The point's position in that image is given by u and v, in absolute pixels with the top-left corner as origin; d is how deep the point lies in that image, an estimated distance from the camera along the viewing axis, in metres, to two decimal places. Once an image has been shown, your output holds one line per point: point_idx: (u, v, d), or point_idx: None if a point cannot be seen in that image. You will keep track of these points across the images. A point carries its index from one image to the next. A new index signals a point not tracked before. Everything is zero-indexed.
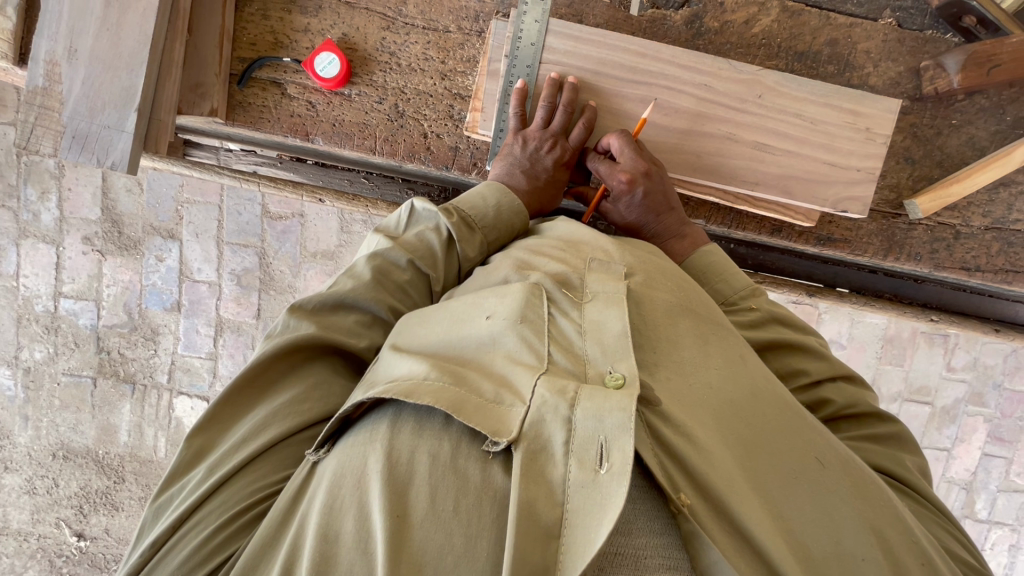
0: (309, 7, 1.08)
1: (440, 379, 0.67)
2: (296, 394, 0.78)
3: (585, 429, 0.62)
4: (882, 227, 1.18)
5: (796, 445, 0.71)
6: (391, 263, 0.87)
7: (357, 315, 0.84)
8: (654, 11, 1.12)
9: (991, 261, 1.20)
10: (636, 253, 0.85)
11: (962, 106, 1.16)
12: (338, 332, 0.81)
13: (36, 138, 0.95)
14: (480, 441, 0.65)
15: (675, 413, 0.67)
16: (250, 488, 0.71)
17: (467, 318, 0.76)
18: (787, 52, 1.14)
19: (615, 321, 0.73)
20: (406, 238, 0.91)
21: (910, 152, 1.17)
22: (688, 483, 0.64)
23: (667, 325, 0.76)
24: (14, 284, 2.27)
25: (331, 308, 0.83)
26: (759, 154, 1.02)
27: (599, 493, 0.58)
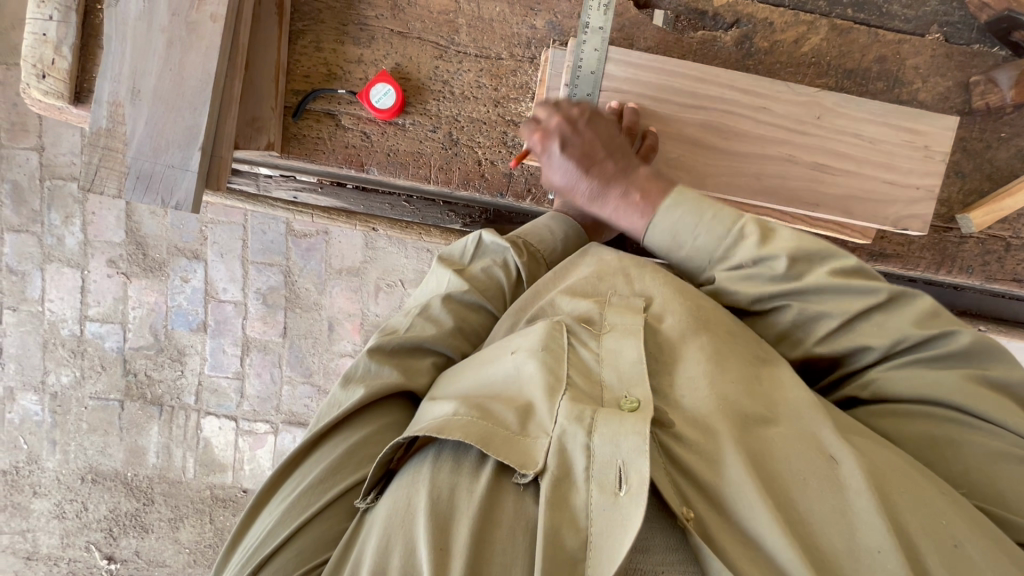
0: (363, 38, 1.08)
1: (469, 415, 0.69)
2: (371, 434, 0.76)
3: (603, 454, 0.62)
4: (934, 241, 1.19)
5: (814, 447, 0.66)
6: (466, 306, 0.88)
7: (433, 358, 0.84)
8: (704, 33, 1.13)
9: None
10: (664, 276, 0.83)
11: (1011, 119, 1.16)
12: (418, 377, 0.81)
13: (100, 180, 0.94)
14: (510, 473, 0.66)
15: (683, 429, 0.68)
16: (324, 537, 0.69)
17: (497, 356, 0.78)
18: (837, 70, 1.14)
19: (630, 350, 0.73)
20: (475, 273, 0.91)
21: (960, 166, 1.18)
22: (701, 497, 0.64)
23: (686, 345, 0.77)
24: (40, 309, 2.26)
25: (408, 351, 0.83)
26: (819, 174, 1.02)
27: (620, 514, 0.59)
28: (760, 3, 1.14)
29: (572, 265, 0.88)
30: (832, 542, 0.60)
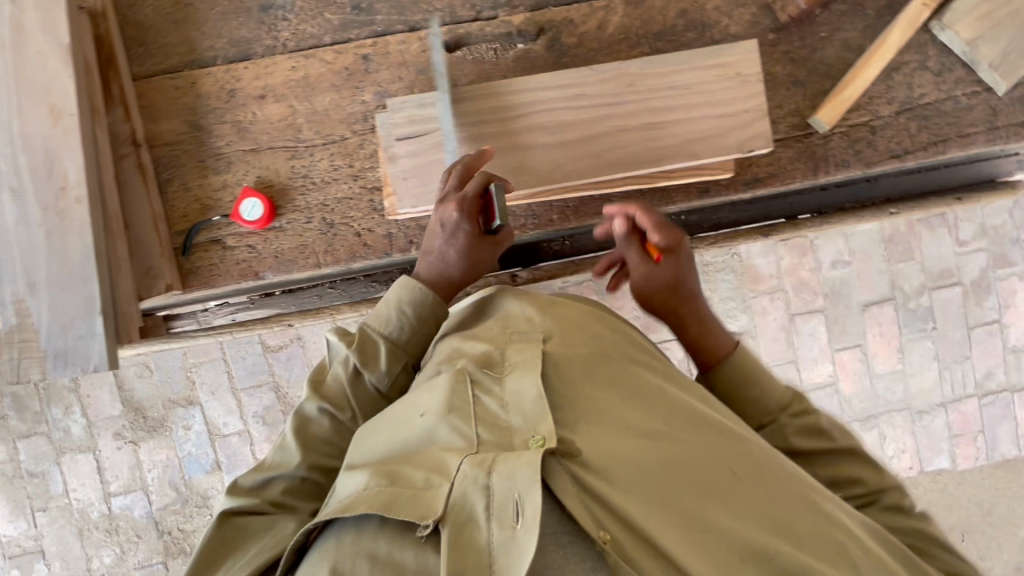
0: (221, 166, 1.18)
1: (376, 484, 0.72)
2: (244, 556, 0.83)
3: (501, 490, 0.66)
4: (800, 149, 1.22)
5: (703, 461, 0.79)
6: (305, 418, 0.96)
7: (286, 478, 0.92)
8: (517, 49, 1.21)
9: (915, 141, 1.23)
10: (555, 312, 0.95)
11: (824, 18, 1.23)
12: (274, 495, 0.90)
13: (24, 369, 1.04)
14: (412, 529, 0.68)
15: (592, 458, 0.73)
16: None
17: (406, 419, 0.81)
18: (647, 36, 1.22)
19: (530, 387, 0.77)
20: (320, 385, 0.99)
21: (796, 75, 1.22)
22: (616, 522, 0.69)
23: (583, 373, 0.84)
24: (67, 501, 2.36)
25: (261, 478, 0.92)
26: (652, 133, 1.08)
27: (518, 547, 0.62)
28: (557, 5, 1.22)
29: (480, 324, 0.94)
30: (730, 545, 0.72)
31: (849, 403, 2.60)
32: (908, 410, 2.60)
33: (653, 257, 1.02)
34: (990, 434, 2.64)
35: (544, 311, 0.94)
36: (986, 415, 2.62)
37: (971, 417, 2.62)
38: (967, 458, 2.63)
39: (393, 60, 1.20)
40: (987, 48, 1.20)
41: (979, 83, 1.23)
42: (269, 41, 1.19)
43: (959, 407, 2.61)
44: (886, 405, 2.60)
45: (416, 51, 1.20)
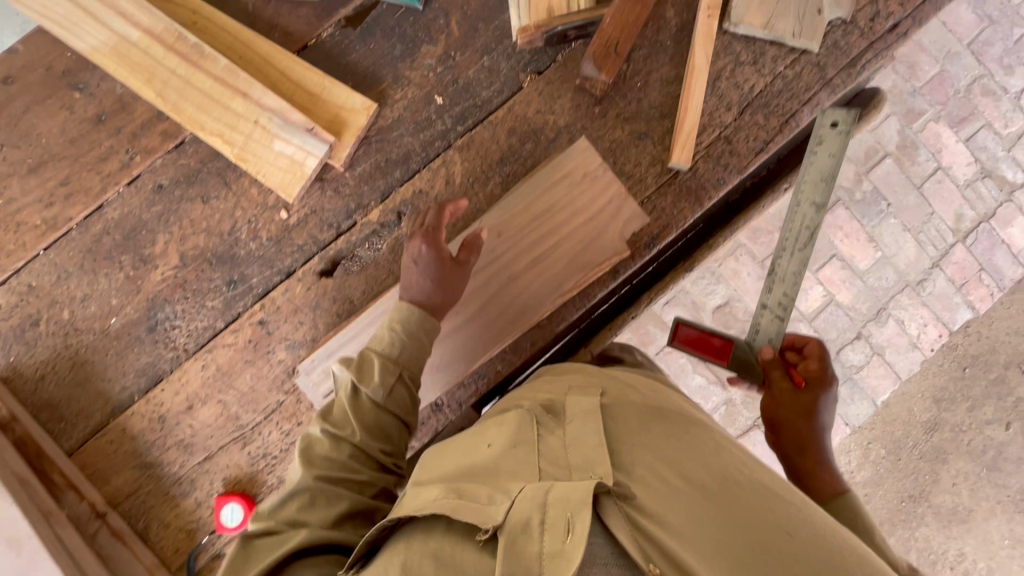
0: (185, 487, 1.19)
1: (445, 494, 0.73)
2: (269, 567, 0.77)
3: (556, 501, 0.66)
4: (676, 191, 1.26)
5: (757, 515, 0.74)
6: (313, 441, 0.93)
7: (298, 499, 0.86)
8: (389, 242, 1.25)
9: (769, 128, 1.27)
10: (607, 377, 0.98)
11: (633, 71, 1.27)
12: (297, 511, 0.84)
13: None
14: (474, 534, 0.69)
15: (649, 500, 0.72)
16: None
17: (473, 447, 0.83)
18: (493, 168, 1.26)
19: (591, 430, 0.80)
20: (328, 414, 0.98)
21: (637, 130, 1.27)
22: (667, 562, 0.66)
23: (639, 429, 0.84)
24: None
25: (280, 499, 0.86)
26: (540, 264, 1.12)
27: (567, 559, 0.61)
28: (401, 184, 1.26)
29: (528, 390, 0.98)
30: None
31: (855, 309, 2.60)
32: (909, 286, 2.62)
33: (798, 382, 1.22)
34: (990, 267, 2.65)
35: (594, 376, 0.97)
36: (977, 253, 2.65)
37: (966, 262, 2.64)
38: (984, 299, 2.64)
39: (286, 311, 1.22)
40: (783, 22, 1.25)
41: (794, 51, 1.28)
42: (170, 354, 1.21)
43: (950, 260, 2.64)
44: (888, 293, 2.61)
45: (302, 292, 1.23)
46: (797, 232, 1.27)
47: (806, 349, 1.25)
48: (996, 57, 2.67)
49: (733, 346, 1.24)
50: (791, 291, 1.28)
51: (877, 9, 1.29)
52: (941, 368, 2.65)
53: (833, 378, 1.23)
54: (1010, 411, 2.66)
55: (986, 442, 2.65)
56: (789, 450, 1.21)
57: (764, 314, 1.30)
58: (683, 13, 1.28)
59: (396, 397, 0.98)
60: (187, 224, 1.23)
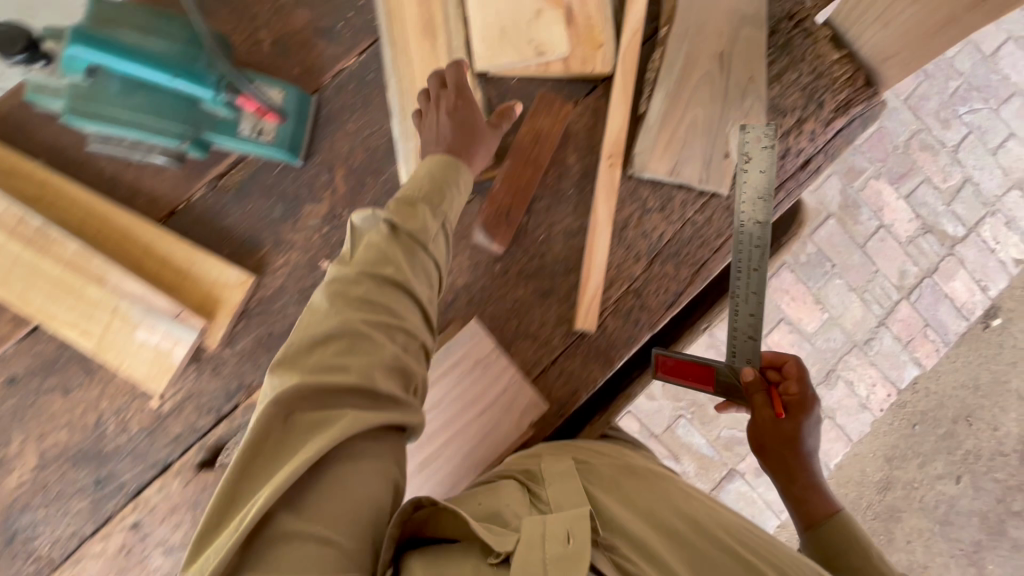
0: None
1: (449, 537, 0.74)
2: (317, 445, 0.69)
3: (554, 528, 0.73)
4: (584, 352, 1.18)
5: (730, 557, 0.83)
6: (344, 283, 0.82)
7: (335, 343, 0.76)
8: None
9: (679, 279, 1.21)
10: (587, 443, 1.08)
11: (534, 223, 1.19)
12: (323, 374, 0.73)
13: None
14: (487, 556, 0.71)
15: (631, 548, 0.81)
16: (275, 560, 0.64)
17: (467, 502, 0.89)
18: None
19: (573, 486, 0.90)
20: (358, 255, 0.85)
21: (541, 286, 1.19)
22: None
23: (611, 489, 0.95)
24: None
25: (320, 339, 0.76)
26: (433, 462, 1.04)
27: (572, 561, 0.69)
28: None
29: (526, 450, 1.06)
30: None
31: None
32: (857, 347, 2.61)
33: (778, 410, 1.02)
34: (935, 322, 2.66)
35: (570, 445, 1.07)
36: (921, 308, 2.65)
37: (911, 318, 2.65)
38: (930, 354, 2.65)
39: (162, 510, 1.11)
40: (689, 168, 1.19)
41: (703, 194, 1.21)
42: (31, 566, 1.09)
43: (895, 317, 2.64)
44: (836, 354, 2.60)
45: (179, 488, 1.12)
46: (747, 277, 1.11)
47: (786, 367, 1.06)
48: (932, 112, 2.67)
49: (713, 369, 1.11)
50: (757, 309, 1.09)
51: (787, 147, 1.23)
52: (891, 425, 2.66)
53: (817, 398, 1.03)
54: (960, 464, 2.68)
55: (938, 496, 2.66)
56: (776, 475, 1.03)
57: (742, 337, 1.12)
58: (585, 158, 1.21)
59: (415, 264, 0.87)
60: (45, 419, 1.11)
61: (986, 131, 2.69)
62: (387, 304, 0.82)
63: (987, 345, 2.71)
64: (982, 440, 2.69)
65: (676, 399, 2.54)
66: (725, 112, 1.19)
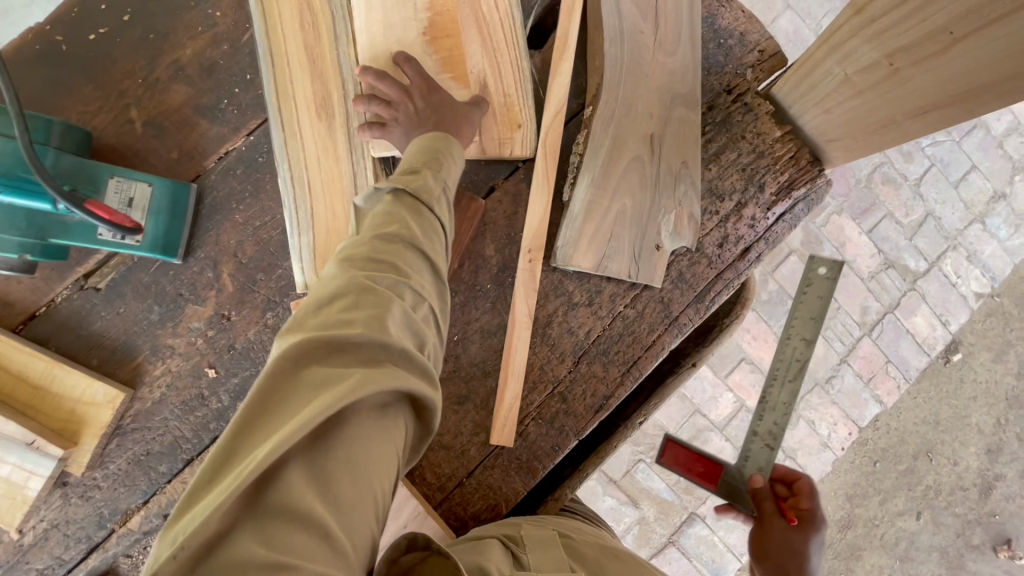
0: None
1: None
2: (339, 395, 0.49)
3: None
4: (503, 464, 1.07)
5: None
6: (360, 243, 0.64)
7: (343, 303, 0.57)
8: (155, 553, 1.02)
9: (609, 380, 1.10)
10: (574, 524, 1.07)
11: (448, 321, 1.09)
12: (342, 330, 0.54)
13: None
14: None
15: None
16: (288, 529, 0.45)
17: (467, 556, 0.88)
18: None
19: (557, 554, 0.91)
20: (383, 208, 0.69)
21: (456, 391, 1.08)
22: None
23: (596, 563, 0.95)
24: None
25: (338, 292, 0.58)
26: None
27: None
28: (169, 480, 1.03)
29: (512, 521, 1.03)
30: None
31: None
32: (818, 386, 2.57)
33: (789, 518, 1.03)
34: (896, 358, 2.63)
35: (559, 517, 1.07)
36: (883, 345, 2.61)
37: (873, 354, 2.61)
38: (891, 392, 2.62)
39: None
40: (617, 262, 1.09)
41: (633, 286, 1.12)
42: None
43: (857, 354, 2.59)
44: None
45: None
46: (783, 362, 1.04)
47: (795, 483, 1.06)
48: (894, 144, 2.63)
49: (721, 467, 1.03)
50: (780, 420, 1.01)
51: (725, 233, 1.14)
52: (852, 463, 2.62)
53: (823, 519, 1.05)
54: (920, 500, 2.66)
55: (898, 533, 2.64)
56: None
57: (754, 441, 1.05)
58: (504, 249, 1.10)
59: (424, 223, 0.69)
60: None
61: (947, 164, 2.66)
62: (393, 285, 0.60)
63: (947, 380, 2.69)
64: (942, 475, 2.68)
65: (635, 443, 2.46)
66: (656, 199, 1.09)
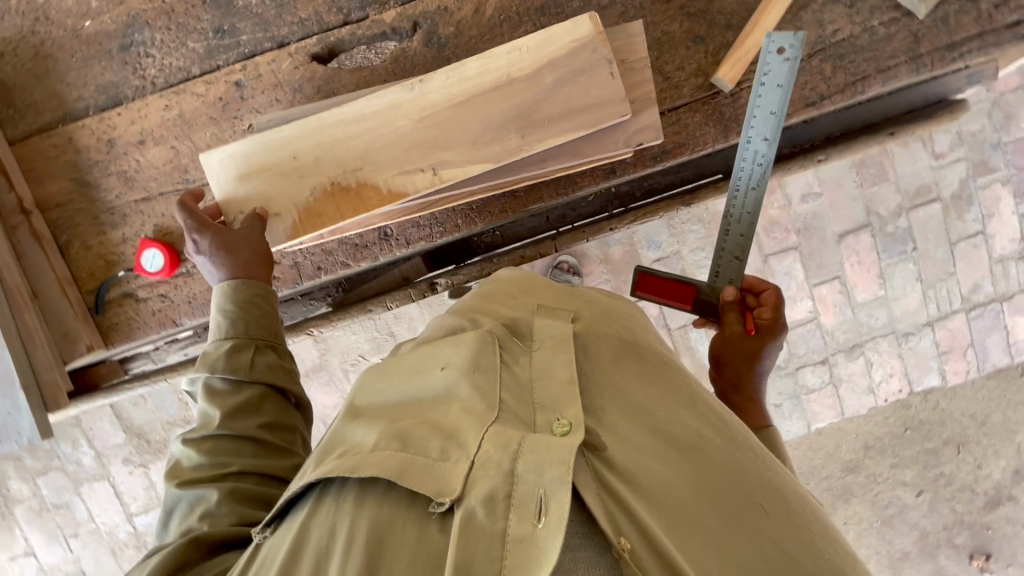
0: (117, 219, 1.17)
1: (385, 448, 0.59)
2: (239, 380, 0.89)
3: (526, 481, 0.54)
4: (707, 113, 1.14)
5: (746, 473, 0.70)
6: (228, 299, 0.96)
7: (245, 322, 0.94)
8: (392, 51, 1.14)
9: (831, 84, 1.15)
10: (579, 298, 0.88)
11: None
12: (248, 336, 0.93)
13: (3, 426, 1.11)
14: (421, 502, 0.56)
15: (617, 454, 0.64)
16: (243, 425, 0.85)
17: (422, 372, 0.71)
18: (529, 13, 1.13)
19: (563, 366, 0.69)
20: (238, 292, 0.96)
21: (695, 31, 1.13)
22: (635, 527, 0.57)
23: (614, 365, 0.76)
24: (94, 527, 2.38)
25: (239, 321, 0.94)
26: (538, 127, 0.99)
27: (535, 550, 0.50)
28: None
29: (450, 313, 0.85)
30: None
31: (831, 336, 2.18)
32: (894, 335, 2.19)
33: (748, 328, 1.07)
34: (979, 346, 2.22)
35: (566, 297, 0.87)
36: (975, 328, 2.20)
37: (960, 332, 2.21)
38: (958, 374, 2.24)
39: (267, 83, 1.14)
40: None
41: (897, 9, 1.13)
42: (136, 80, 1.15)
43: (946, 324, 2.19)
44: (869, 333, 2.18)
45: (288, 69, 1.14)
46: (749, 169, 1.05)
47: (762, 295, 1.08)
48: None
49: (694, 288, 1.12)
50: (748, 230, 1.07)
51: None
52: (885, 419, 2.37)
53: (786, 327, 1.07)
54: None
55: None
56: (726, 386, 1.13)
57: (727, 258, 1.10)
58: None
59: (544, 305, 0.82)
60: None
61: None
62: (273, 360, 0.93)
63: None
64: None
65: None
66: None
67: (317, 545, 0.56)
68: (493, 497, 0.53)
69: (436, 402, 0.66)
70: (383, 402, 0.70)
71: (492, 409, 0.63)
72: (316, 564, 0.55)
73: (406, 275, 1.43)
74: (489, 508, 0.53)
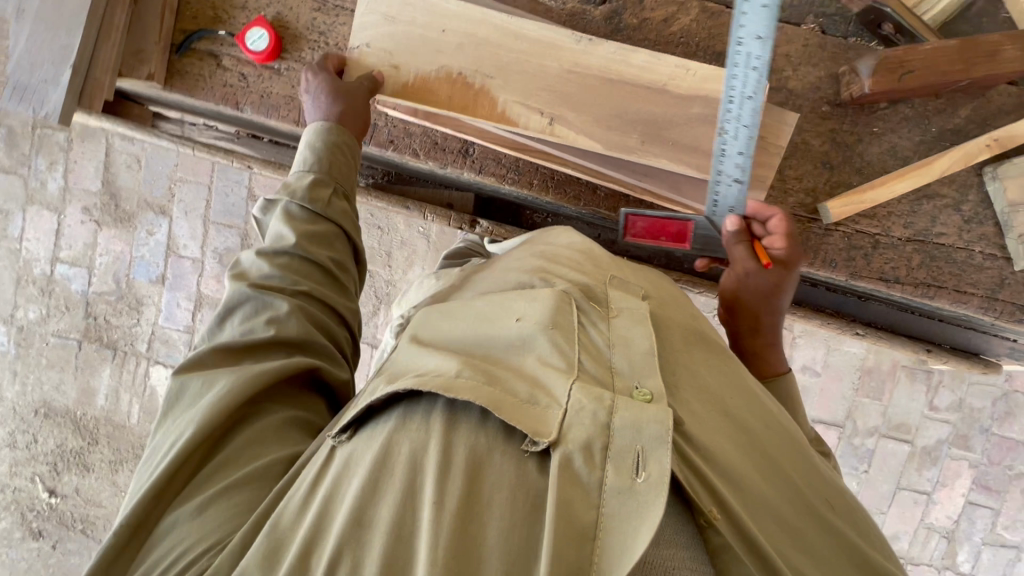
0: None
1: (471, 377, 0.62)
2: (315, 219, 0.89)
3: (622, 437, 0.58)
4: (796, 231, 1.17)
5: (803, 463, 0.75)
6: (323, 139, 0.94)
7: (335, 161, 0.93)
8: (574, 6, 1.16)
9: (911, 274, 1.17)
10: (653, 283, 0.89)
11: (885, 114, 1.15)
12: (334, 178, 0.93)
13: (30, 90, 1.05)
14: (517, 440, 0.60)
15: (696, 431, 0.67)
16: (315, 266, 0.88)
17: (498, 320, 0.73)
18: (706, 51, 1.16)
19: (641, 337, 0.70)
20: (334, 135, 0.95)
21: (829, 157, 1.16)
22: (717, 497, 0.63)
23: (684, 351, 0.79)
24: (16, 247, 2.30)
25: (331, 157, 0.93)
26: (658, 142, 1.01)
27: (636, 502, 0.55)
28: None
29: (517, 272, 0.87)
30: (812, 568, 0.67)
31: None
32: None
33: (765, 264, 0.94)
34: None
35: (639, 275, 0.87)
36: None
37: None
38: None
39: None
40: None
41: (1001, 249, 1.16)
42: None
43: None
44: None
45: None
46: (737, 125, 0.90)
47: (771, 226, 0.94)
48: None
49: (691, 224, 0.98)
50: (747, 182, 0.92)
51: None
52: None
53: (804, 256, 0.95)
54: None
55: None
56: (738, 332, 1.00)
57: (727, 181, 0.94)
58: (971, 123, 1.15)
59: (615, 283, 0.81)
60: None
61: None
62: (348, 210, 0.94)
63: None
64: None
65: None
66: None
67: (408, 459, 0.59)
68: (590, 447, 0.58)
69: (510, 350, 0.68)
70: (453, 343, 0.71)
71: (570, 367, 0.65)
72: (410, 475, 0.58)
73: (450, 202, 1.43)
74: (586, 457, 0.57)
